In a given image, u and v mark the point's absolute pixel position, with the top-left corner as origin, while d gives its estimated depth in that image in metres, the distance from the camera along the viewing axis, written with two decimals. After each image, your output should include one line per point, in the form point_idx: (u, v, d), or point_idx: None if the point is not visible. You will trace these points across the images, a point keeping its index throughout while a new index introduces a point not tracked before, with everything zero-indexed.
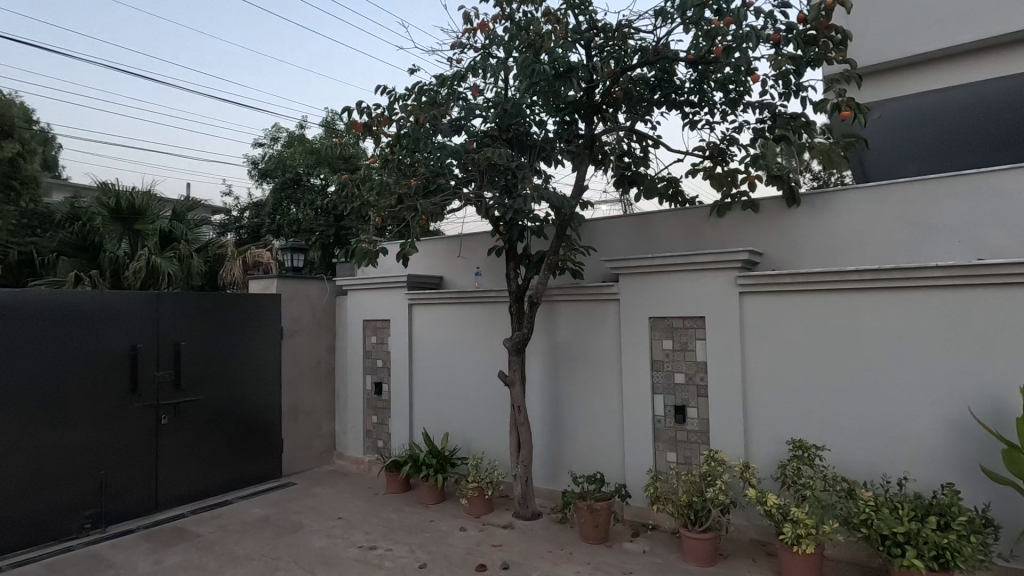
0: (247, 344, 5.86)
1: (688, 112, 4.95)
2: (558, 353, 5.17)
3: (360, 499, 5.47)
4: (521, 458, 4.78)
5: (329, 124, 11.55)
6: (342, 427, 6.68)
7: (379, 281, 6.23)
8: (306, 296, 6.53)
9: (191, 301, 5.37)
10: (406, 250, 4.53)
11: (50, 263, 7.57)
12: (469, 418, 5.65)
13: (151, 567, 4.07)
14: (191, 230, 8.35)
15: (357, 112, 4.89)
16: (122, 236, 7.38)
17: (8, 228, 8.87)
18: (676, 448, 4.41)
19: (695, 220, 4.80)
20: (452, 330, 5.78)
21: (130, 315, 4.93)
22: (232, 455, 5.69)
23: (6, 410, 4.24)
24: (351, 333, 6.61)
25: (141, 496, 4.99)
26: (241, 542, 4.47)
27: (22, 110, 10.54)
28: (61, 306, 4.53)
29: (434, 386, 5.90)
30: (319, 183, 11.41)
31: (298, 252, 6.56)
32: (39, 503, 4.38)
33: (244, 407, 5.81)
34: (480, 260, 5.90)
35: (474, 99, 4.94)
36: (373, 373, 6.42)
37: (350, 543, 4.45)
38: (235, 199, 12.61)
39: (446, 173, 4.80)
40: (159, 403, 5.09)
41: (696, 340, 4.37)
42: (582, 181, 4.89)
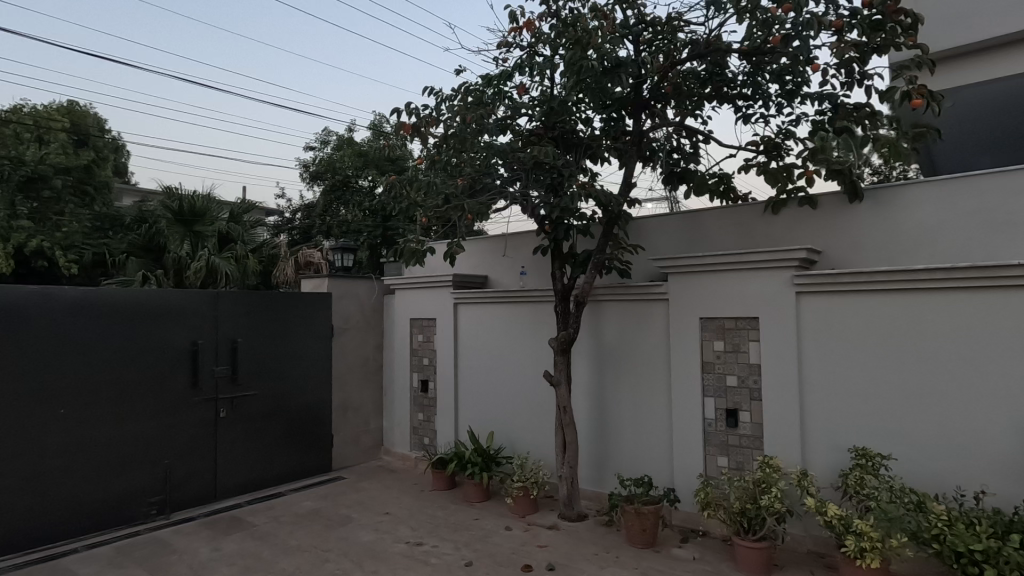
0: (299, 341, 6.03)
1: (741, 106, 4.78)
2: (604, 353, 5.10)
3: (406, 495, 5.55)
4: (567, 458, 4.73)
5: (376, 126, 11.83)
6: (389, 423, 6.80)
7: (425, 280, 6.31)
8: (355, 295, 6.68)
9: (247, 299, 5.58)
10: (453, 250, 4.55)
11: (119, 264, 8.05)
12: (514, 417, 5.65)
13: (211, 553, 4.26)
14: (247, 231, 8.73)
15: (406, 112, 4.96)
16: (184, 238, 7.77)
17: (82, 230, 9.42)
18: (728, 453, 4.26)
19: (748, 217, 4.63)
20: (497, 329, 5.80)
21: (190, 314, 5.16)
22: (285, 449, 5.88)
23: (79, 400, 4.51)
24: (398, 331, 6.72)
25: (201, 486, 5.22)
26: (294, 534, 4.61)
27: (97, 121, 11.37)
28: (129, 302, 4.79)
29: (479, 385, 5.93)
30: (367, 185, 11.71)
31: (347, 252, 6.73)
32: (109, 489, 4.65)
33: (297, 403, 6.00)
34: (525, 259, 5.87)
35: (520, 98, 4.94)
36: (419, 371, 6.52)
37: (396, 538, 4.52)
38: (288, 201, 13.02)
39: (491, 172, 4.79)
40: (218, 397, 5.32)
41: (749, 341, 4.21)
42: (630, 179, 4.80)
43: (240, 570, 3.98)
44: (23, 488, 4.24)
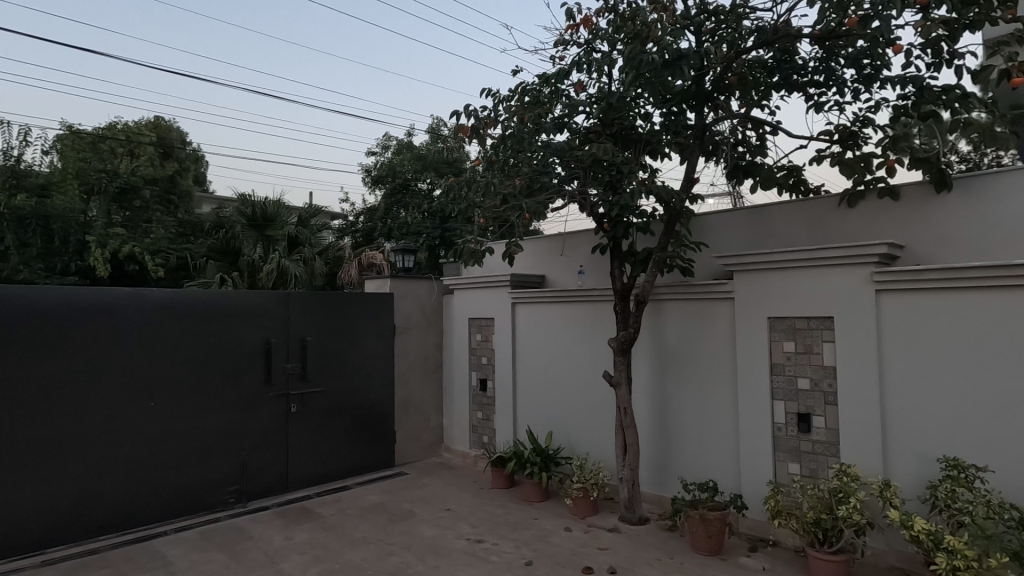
0: (363, 340, 6.24)
1: (813, 94, 4.53)
2: (665, 353, 4.97)
3: (466, 492, 5.63)
4: (628, 460, 4.64)
5: (435, 130, 12.10)
6: (449, 421, 6.92)
7: (484, 280, 6.37)
8: (415, 294, 6.84)
9: (315, 300, 5.83)
10: (512, 249, 4.56)
11: (200, 267, 8.60)
12: (572, 417, 5.61)
13: (284, 542, 4.47)
14: (314, 235, 9.14)
15: (465, 115, 5.00)
16: (257, 242, 8.25)
17: (168, 235, 10.08)
18: (800, 460, 4.05)
19: (820, 210, 4.39)
20: (556, 329, 5.77)
21: (264, 313, 5.45)
22: (351, 444, 6.10)
23: (166, 393, 4.86)
24: (457, 331, 6.83)
25: (275, 477, 5.50)
26: (360, 526, 4.77)
27: (179, 135, 12.30)
28: (209, 303, 5.11)
29: (537, 385, 5.93)
30: (426, 188, 11.99)
31: (408, 253, 6.90)
32: (193, 477, 4.98)
33: (361, 399, 6.20)
34: (583, 258, 5.82)
35: (577, 95, 4.90)
36: (478, 370, 6.59)
37: (458, 535, 4.59)
38: (351, 205, 13.47)
39: (549, 172, 4.80)
40: (289, 393, 5.59)
41: (823, 342, 3.99)
42: (692, 174, 4.66)
43: (311, 559, 4.16)
44: (119, 474, 4.61)
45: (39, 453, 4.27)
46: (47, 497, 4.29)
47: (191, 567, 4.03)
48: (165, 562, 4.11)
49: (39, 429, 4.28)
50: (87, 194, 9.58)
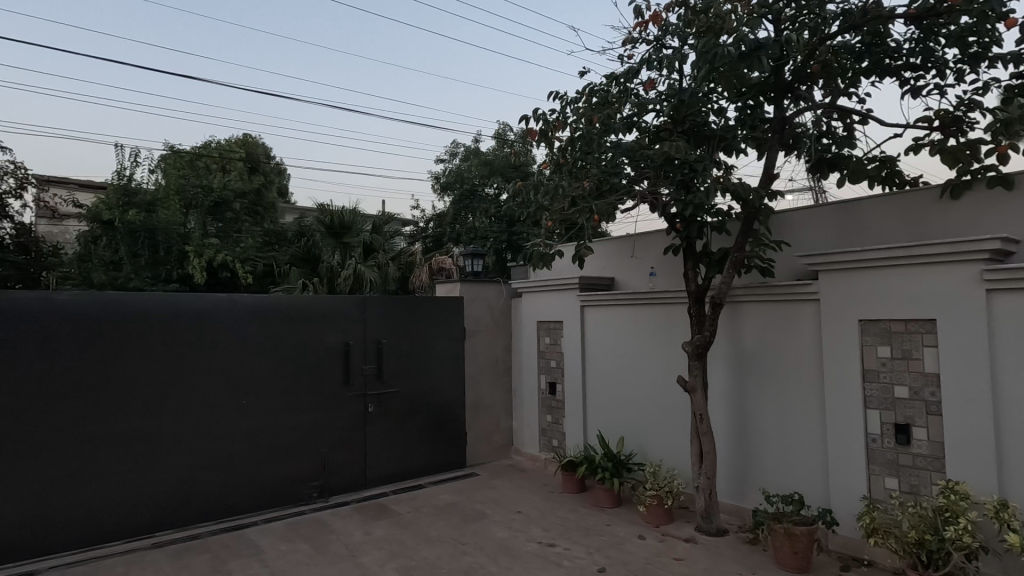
0: (434, 342, 6.40)
1: (909, 78, 4.21)
2: (743, 358, 4.76)
3: (537, 495, 5.63)
4: (704, 468, 4.47)
5: (501, 135, 12.26)
6: (519, 423, 6.96)
7: (552, 283, 6.36)
8: (484, 298, 6.94)
9: (390, 304, 6.05)
10: (581, 252, 4.52)
11: (284, 274, 9.15)
12: (645, 423, 5.48)
13: (363, 536, 4.66)
14: (387, 241, 9.49)
15: (534, 120, 5.04)
16: (335, 249, 8.76)
17: (255, 244, 10.76)
18: (898, 475, 3.74)
19: (917, 203, 4.05)
20: (627, 332, 5.66)
21: (342, 317, 5.71)
22: (424, 444, 6.27)
23: (256, 392, 5.20)
24: (526, 334, 6.85)
25: (354, 474, 5.75)
26: (433, 525, 4.89)
27: (266, 151, 13.29)
28: (295, 307, 5.43)
29: (608, 389, 5.84)
30: (493, 193, 12.19)
31: (477, 257, 7.04)
32: (280, 472, 5.30)
33: (433, 401, 6.36)
34: (654, 259, 5.67)
35: (646, 94, 4.80)
36: (547, 373, 6.58)
37: (529, 538, 4.59)
38: (421, 212, 13.87)
39: (619, 172, 4.69)
40: (366, 393, 5.82)
41: (923, 347, 3.67)
42: (772, 170, 4.44)
43: (389, 554, 4.31)
44: (216, 466, 4.98)
45: (149, 444, 4.69)
46: (154, 485, 4.71)
47: (279, 556, 4.28)
48: (256, 550, 4.39)
49: (150, 423, 4.71)
50: (186, 208, 10.42)
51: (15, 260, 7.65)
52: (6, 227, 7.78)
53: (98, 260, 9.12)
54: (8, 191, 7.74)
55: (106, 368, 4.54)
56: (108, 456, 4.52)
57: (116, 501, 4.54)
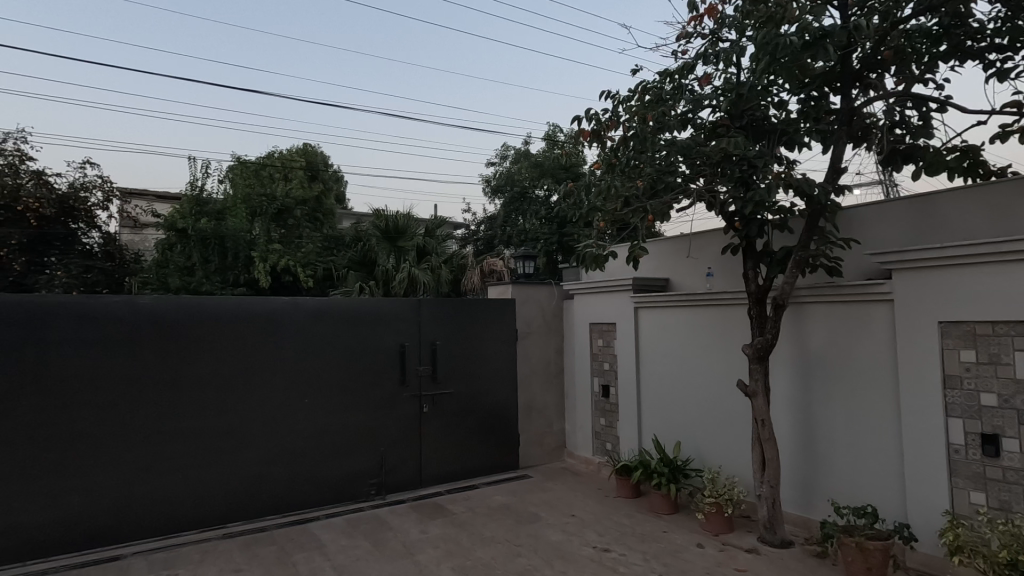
0: (487, 344, 6.44)
1: (994, 60, 3.91)
2: (809, 362, 4.54)
3: (591, 499, 5.57)
4: (767, 476, 4.29)
5: (551, 137, 12.25)
6: (572, 426, 6.91)
7: (605, 285, 6.28)
8: (536, 300, 6.94)
9: (443, 306, 6.15)
10: (635, 253, 4.43)
11: (342, 278, 9.49)
12: (703, 428, 5.32)
13: (419, 535, 4.75)
14: (439, 244, 9.65)
15: (586, 120, 5.00)
16: (390, 253, 9.06)
17: (315, 249, 11.10)
18: (986, 489, 3.45)
19: (1005, 195, 3.74)
20: (682, 335, 5.52)
21: (398, 319, 5.86)
22: (477, 445, 6.32)
23: (318, 392, 5.41)
24: (579, 336, 6.80)
25: (409, 473, 5.87)
26: (488, 525, 4.92)
27: (324, 160, 13.86)
28: (352, 309, 5.61)
29: (663, 392, 5.71)
30: (543, 194, 12.19)
31: (528, 259, 7.06)
32: (340, 469, 5.48)
33: (486, 402, 6.41)
34: (711, 260, 5.49)
35: (702, 89, 4.68)
36: (600, 376, 6.50)
37: (584, 542, 4.55)
38: (472, 215, 14.03)
39: (673, 170, 4.55)
40: (421, 393, 5.94)
41: (1014, 351, 3.38)
42: (838, 164, 4.22)
43: (445, 553, 4.37)
44: (281, 462, 5.21)
45: (220, 440, 4.96)
46: (226, 478, 4.97)
47: (341, 550, 4.42)
48: (319, 544, 4.55)
49: (221, 419, 4.98)
50: (252, 215, 10.94)
51: (103, 267, 8.40)
52: (95, 237, 8.48)
53: (174, 265, 9.80)
54: (97, 204, 8.43)
55: (183, 367, 4.84)
56: (183, 451, 4.81)
57: (191, 493, 4.83)
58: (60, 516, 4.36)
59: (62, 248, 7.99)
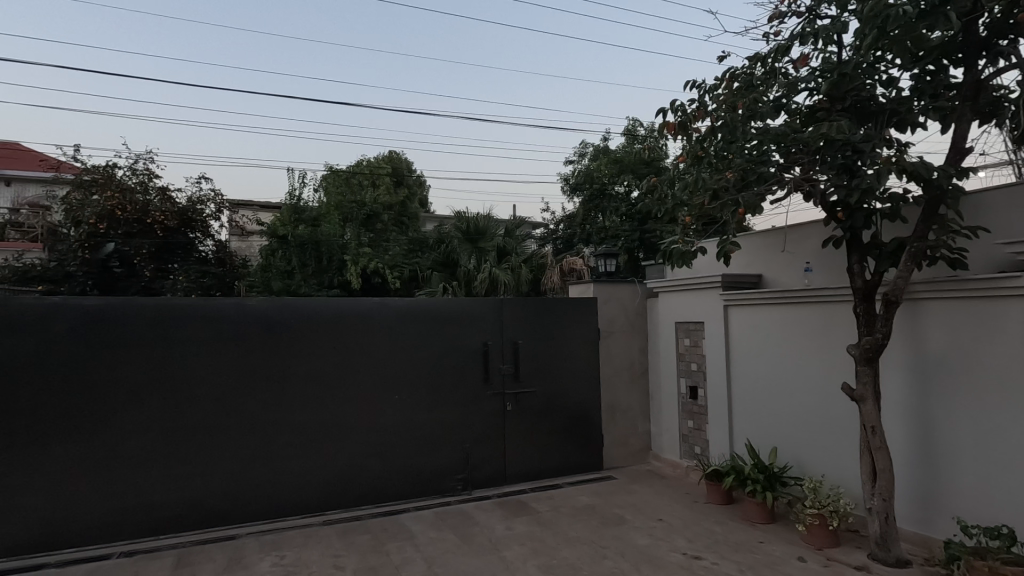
0: (568, 343, 6.41)
1: None
2: (927, 364, 4.12)
3: (679, 504, 5.38)
4: (878, 489, 3.93)
5: (631, 131, 11.99)
6: (657, 428, 6.72)
7: (691, 282, 6.04)
8: (618, 299, 6.81)
9: (525, 306, 6.19)
10: (726, 248, 4.25)
11: (427, 278, 9.80)
12: (803, 433, 4.98)
13: (505, 531, 4.81)
14: (518, 244, 9.74)
15: (671, 112, 4.83)
16: (472, 254, 9.28)
17: (401, 251, 11.56)
18: None
19: None
20: (778, 334, 5.20)
21: (481, 318, 5.97)
22: (560, 444, 6.31)
23: (407, 388, 5.62)
24: (664, 335, 6.60)
25: (494, 470, 5.96)
26: (573, 526, 4.90)
27: (408, 166, 14.45)
28: (438, 309, 5.79)
29: (757, 394, 5.40)
30: (623, 190, 11.96)
31: (610, 257, 6.94)
32: (428, 463, 5.67)
33: (569, 401, 6.38)
34: (810, 254, 5.12)
35: (798, 71, 4.38)
36: (687, 377, 6.25)
37: (673, 548, 4.40)
38: (551, 214, 14.03)
39: (767, 161, 4.34)
40: (504, 392, 6.01)
41: None
42: (961, 144, 3.79)
43: (531, 551, 4.39)
44: (374, 455, 5.47)
45: (319, 433, 5.29)
46: (325, 469, 5.30)
47: (430, 542, 4.58)
48: (410, 535, 4.73)
49: (321, 413, 5.31)
50: (344, 221, 11.60)
51: (216, 272, 9.18)
52: (210, 244, 9.37)
53: (275, 270, 10.49)
54: (211, 214, 9.32)
55: (286, 364, 5.21)
56: (287, 441, 5.18)
57: (295, 481, 5.19)
58: (186, 496, 4.85)
59: (183, 256, 8.96)
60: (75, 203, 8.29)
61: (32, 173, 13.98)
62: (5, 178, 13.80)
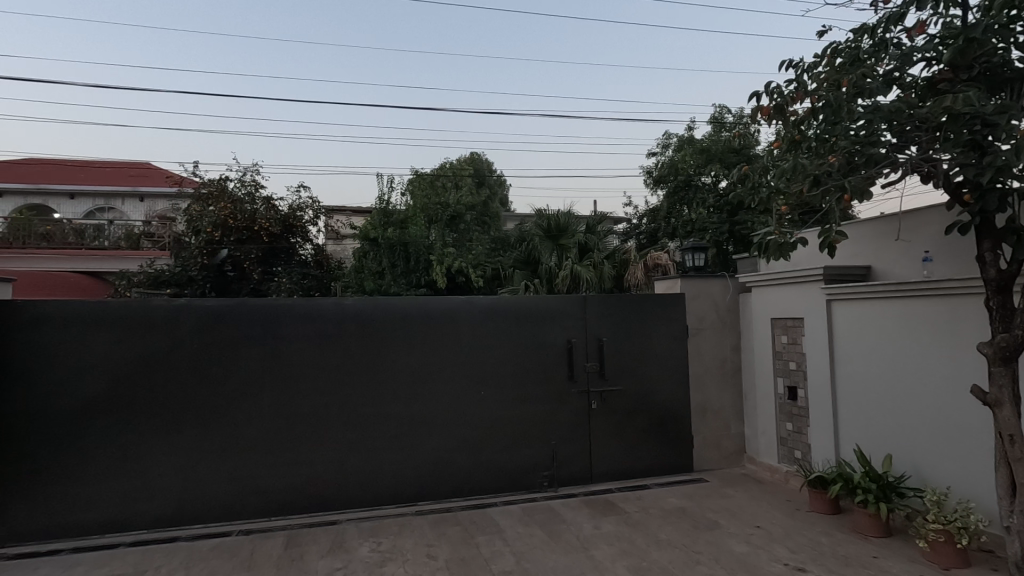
0: (655, 341, 6.24)
1: None
2: None
3: (779, 511, 5.07)
4: (1019, 504, 3.49)
5: (718, 119, 11.46)
6: (753, 430, 6.37)
7: (789, 275, 5.66)
8: (708, 294, 6.53)
9: (608, 303, 6.09)
10: (830, 238, 3.95)
11: (508, 277, 9.84)
12: (923, 440, 4.52)
13: (593, 530, 4.77)
14: (600, 240, 9.65)
15: (766, 95, 4.53)
16: (553, 251, 9.32)
17: (485, 250, 11.74)
18: None
19: None
20: (891, 331, 4.75)
21: (565, 315, 5.95)
22: (648, 444, 6.16)
23: (492, 385, 5.72)
24: (759, 332, 6.25)
25: (580, 468, 5.93)
26: (663, 528, 4.76)
27: (488, 166, 14.80)
28: (521, 307, 5.84)
29: (867, 396, 4.98)
30: (710, 181, 11.43)
31: (698, 251, 6.58)
32: (515, 459, 5.74)
33: (656, 401, 6.20)
34: (930, 242, 4.63)
35: (913, 40, 3.97)
36: (785, 376, 5.87)
37: (773, 557, 4.16)
38: (633, 209, 13.69)
39: (878, 141, 3.90)
40: (590, 389, 5.95)
41: None
42: None
43: (620, 552, 4.32)
44: (463, 449, 5.62)
45: (411, 426, 5.52)
46: (417, 461, 5.52)
47: (519, 537, 4.63)
48: (499, 529, 4.82)
49: (412, 407, 5.53)
50: (429, 222, 11.94)
51: (315, 274, 9.81)
52: (308, 248, 10.04)
53: (368, 271, 11.15)
54: (309, 220, 9.95)
55: (379, 361, 5.48)
56: (382, 434, 5.46)
57: (390, 472, 5.45)
58: (295, 482, 5.24)
59: (286, 260, 9.66)
60: (195, 214, 9.24)
61: (160, 188, 15.65)
62: (139, 194, 15.61)
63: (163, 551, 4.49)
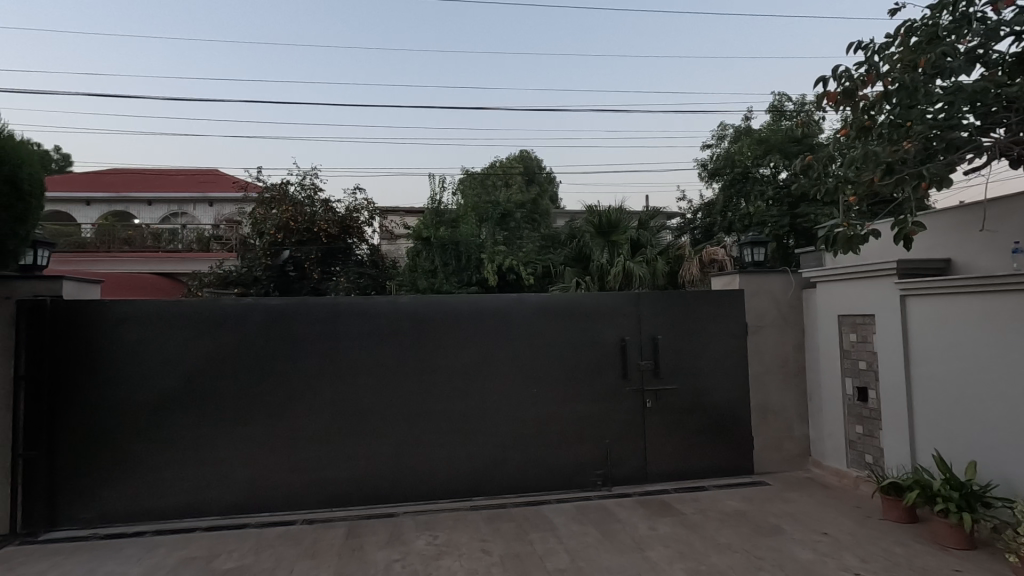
0: (711, 339, 6.05)
1: None
2: None
3: (847, 518, 4.81)
4: None
5: (777, 107, 11.02)
6: (818, 433, 6.08)
7: (858, 270, 5.35)
8: (768, 290, 6.27)
9: (662, 300, 5.96)
10: (905, 229, 3.66)
11: (558, 275, 9.79)
12: (1013, 447, 4.17)
13: (649, 531, 4.69)
14: (653, 235, 9.48)
15: (834, 80, 4.30)
16: (604, 247, 9.21)
17: (535, 248, 11.74)
18: None
19: None
20: (975, 328, 4.41)
21: (618, 312, 5.87)
22: (705, 445, 5.99)
23: (544, 382, 5.72)
24: (825, 329, 5.94)
25: (634, 467, 5.83)
26: (722, 531, 4.62)
27: (537, 164, 14.83)
28: (574, 304, 5.80)
29: (947, 398, 4.64)
30: (770, 172, 10.98)
31: (758, 245, 6.33)
32: (567, 457, 5.71)
33: (713, 400, 6.01)
34: (1020, 232, 4.27)
35: (1000, 14, 3.70)
36: (854, 376, 5.57)
37: (842, 566, 3.95)
38: (687, 204, 13.33)
39: (957, 124, 3.72)
40: (644, 388, 5.84)
41: None
42: None
43: (677, 554, 4.23)
44: (515, 445, 5.65)
45: (464, 422, 5.59)
46: (470, 457, 5.59)
47: (573, 535, 4.61)
48: (553, 526, 4.81)
49: (466, 404, 5.60)
50: (480, 221, 11.94)
51: (371, 273, 10.10)
52: (365, 248, 10.36)
53: (422, 269, 11.31)
54: (364, 221, 10.26)
55: (433, 358, 5.58)
56: (437, 430, 5.56)
57: (444, 467, 5.55)
58: (353, 475, 5.41)
59: (343, 260, 9.98)
60: (259, 217, 9.70)
61: (227, 193, 16.56)
62: (209, 200, 16.58)
63: (234, 536, 4.75)
